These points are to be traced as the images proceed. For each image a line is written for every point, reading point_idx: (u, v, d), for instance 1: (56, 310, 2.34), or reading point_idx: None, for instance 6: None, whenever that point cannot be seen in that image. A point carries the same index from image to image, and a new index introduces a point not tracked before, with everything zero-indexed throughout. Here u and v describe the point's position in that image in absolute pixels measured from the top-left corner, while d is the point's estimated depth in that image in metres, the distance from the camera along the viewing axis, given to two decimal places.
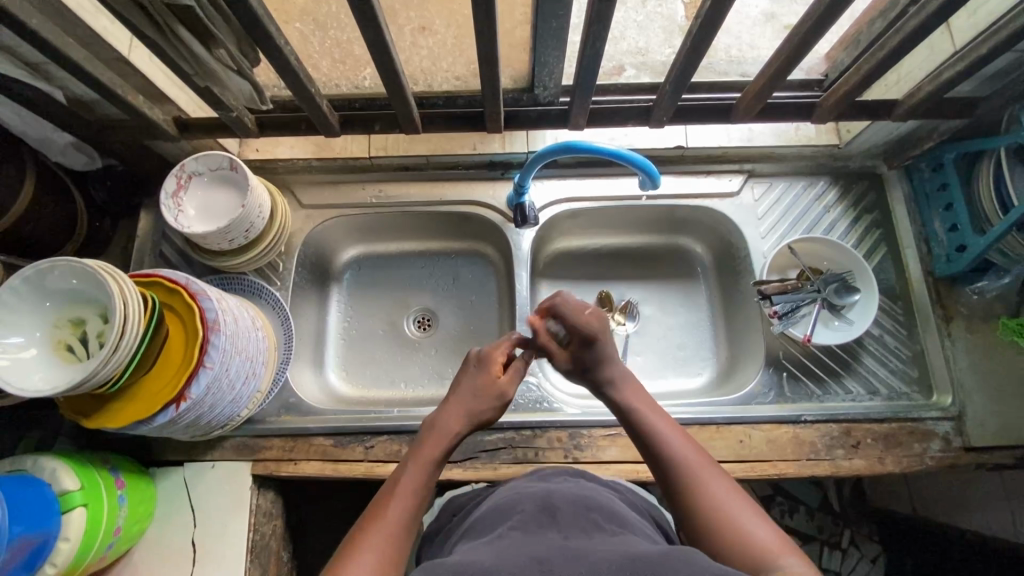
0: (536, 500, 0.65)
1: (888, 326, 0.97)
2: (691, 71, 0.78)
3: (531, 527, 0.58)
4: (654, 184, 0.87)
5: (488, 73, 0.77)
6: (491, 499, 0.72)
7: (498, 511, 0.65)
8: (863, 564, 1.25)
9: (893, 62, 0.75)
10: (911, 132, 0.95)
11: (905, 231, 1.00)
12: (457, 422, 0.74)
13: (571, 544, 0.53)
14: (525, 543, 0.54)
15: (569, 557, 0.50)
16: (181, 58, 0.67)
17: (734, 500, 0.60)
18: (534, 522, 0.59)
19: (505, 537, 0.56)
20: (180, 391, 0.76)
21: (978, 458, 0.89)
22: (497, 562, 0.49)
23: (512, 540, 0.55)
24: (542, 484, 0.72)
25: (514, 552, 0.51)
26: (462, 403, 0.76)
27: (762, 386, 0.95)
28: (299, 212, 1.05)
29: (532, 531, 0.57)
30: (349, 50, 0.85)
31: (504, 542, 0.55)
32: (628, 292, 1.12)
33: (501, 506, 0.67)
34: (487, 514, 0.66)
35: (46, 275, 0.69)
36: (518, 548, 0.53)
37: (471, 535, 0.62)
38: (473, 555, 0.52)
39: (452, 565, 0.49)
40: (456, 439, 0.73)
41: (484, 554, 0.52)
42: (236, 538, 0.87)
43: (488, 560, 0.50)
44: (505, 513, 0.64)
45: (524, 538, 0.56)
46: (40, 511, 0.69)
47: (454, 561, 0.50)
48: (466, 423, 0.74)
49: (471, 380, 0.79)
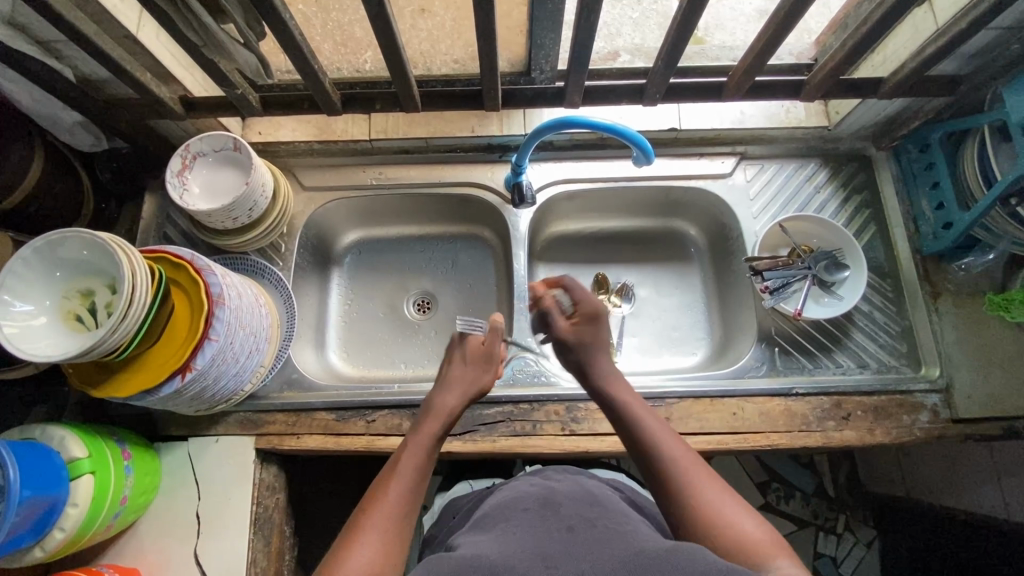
0: (539, 497, 0.67)
1: (878, 303, 0.99)
2: (682, 48, 0.80)
3: (535, 521, 0.60)
4: (648, 159, 0.89)
5: (486, 53, 0.79)
6: (494, 493, 0.73)
7: (502, 505, 0.67)
8: (857, 549, 1.28)
9: (875, 40, 0.78)
10: (897, 113, 0.98)
11: (893, 211, 1.02)
12: (451, 397, 0.77)
13: (575, 539, 0.56)
14: (528, 538, 0.56)
15: (567, 556, 0.52)
16: (192, 28, 0.72)
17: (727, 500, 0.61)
18: (539, 517, 0.61)
19: (506, 534, 0.58)
20: (186, 362, 0.77)
21: (966, 429, 0.91)
22: (501, 557, 0.52)
23: (517, 534, 0.58)
24: (541, 481, 0.73)
25: (519, 549, 0.54)
26: (456, 377, 0.80)
27: (754, 360, 0.97)
28: (301, 194, 1.07)
29: (537, 524, 0.60)
30: (350, 33, 0.90)
31: (509, 536, 0.57)
32: (624, 275, 1.14)
33: (504, 501, 0.68)
34: (491, 507, 0.68)
35: (57, 246, 0.71)
36: (523, 543, 0.55)
37: (475, 528, 0.64)
38: (477, 552, 0.54)
39: (460, 561, 0.51)
40: (451, 416, 0.75)
41: (490, 549, 0.54)
42: (241, 511, 0.89)
43: (494, 555, 0.53)
44: (510, 506, 0.66)
45: (528, 532, 0.58)
46: (50, 477, 0.71)
47: (460, 556, 0.53)
48: (463, 398, 0.78)
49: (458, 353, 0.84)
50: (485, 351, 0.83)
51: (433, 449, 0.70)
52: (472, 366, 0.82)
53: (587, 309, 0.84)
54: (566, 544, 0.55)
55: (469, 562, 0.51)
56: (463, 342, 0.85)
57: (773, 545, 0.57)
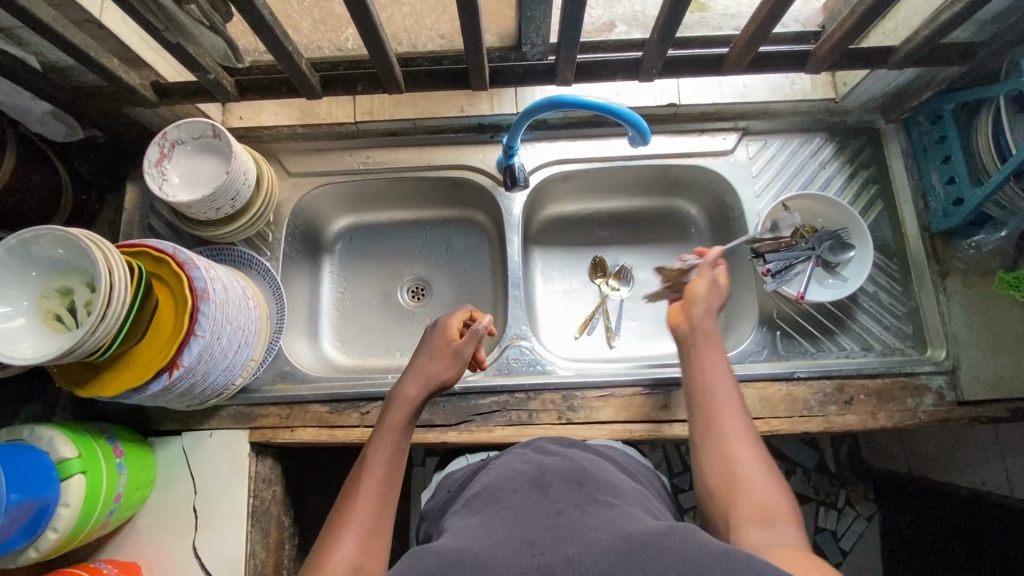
0: (528, 477, 0.65)
1: (883, 283, 0.96)
2: (680, 18, 0.74)
3: (524, 503, 0.59)
4: (644, 140, 0.84)
5: (470, 27, 0.73)
6: (485, 474, 0.72)
7: (492, 484, 0.66)
8: (859, 522, 1.27)
9: (885, 8, 0.73)
10: (908, 84, 0.93)
11: (902, 188, 0.98)
12: (415, 390, 0.76)
13: (562, 522, 0.54)
14: (517, 524, 0.54)
15: (559, 539, 0.51)
16: (148, 13, 0.65)
17: (796, 535, 0.58)
18: (529, 498, 0.60)
19: (495, 517, 0.57)
20: (172, 360, 0.76)
21: (971, 412, 0.89)
22: (487, 549, 0.49)
23: (502, 520, 0.56)
24: (534, 458, 0.72)
25: (504, 538, 0.52)
26: (422, 367, 0.78)
27: (755, 344, 0.95)
28: (286, 181, 1.03)
29: (525, 508, 0.58)
30: (328, 9, 0.86)
31: (496, 522, 0.56)
32: (623, 257, 1.11)
33: (493, 481, 0.67)
34: (482, 486, 0.67)
35: (31, 244, 0.69)
36: (509, 531, 0.53)
37: (463, 510, 0.63)
38: (462, 542, 0.52)
39: (443, 555, 0.49)
40: (415, 409, 0.75)
41: (473, 540, 0.52)
42: (237, 502, 0.89)
43: (479, 546, 0.51)
44: (499, 487, 0.64)
45: (515, 517, 0.56)
46: (39, 478, 0.70)
47: (443, 548, 0.51)
48: (426, 389, 0.77)
49: (430, 344, 0.81)
50: (451, 348, 0.80)
51: (403, 441, 0.73)
52: (436, 360, 0.79)
53: (691, 294, 0.83)
54: (554, 529, 0.53)
55: (452, 555, 0.49)
56: (432, 338, 0.81)
57: (784, 510, 0.61)
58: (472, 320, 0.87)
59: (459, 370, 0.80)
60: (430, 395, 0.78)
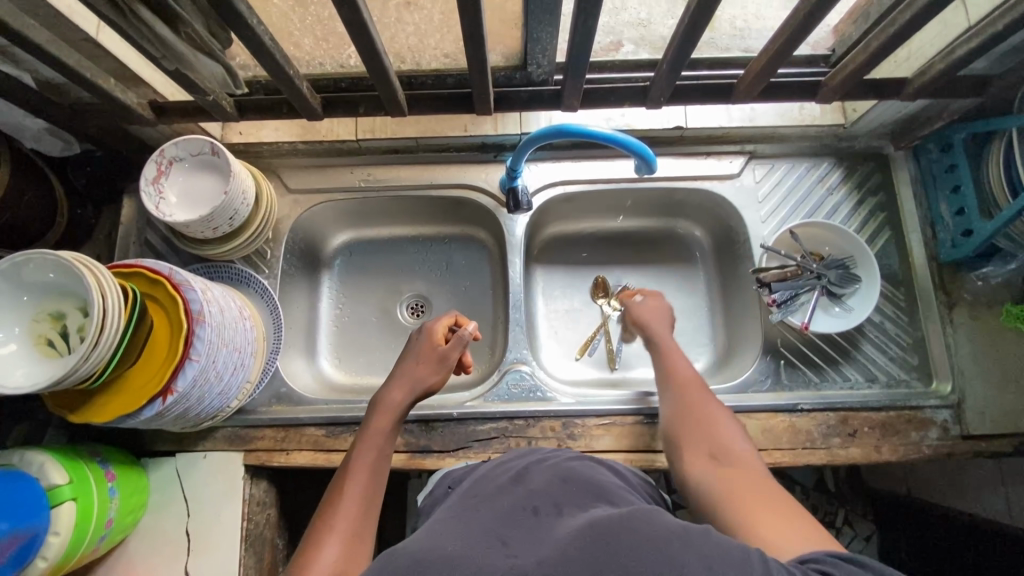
0: (512, 474, 0.65)
1: (890, 314, 0.95)
2: (692, 47, 0.73)
3: (502, 501, 0.58)
4: (649, 169, 0.83)
5: (474, 53, 0.72)
6: (477, 471, 0.72)
7: (474, 485, 0.66)
8: (857, 542, 1.24)
9: (900, 41, 0.71)
10: (920, 111, 0.92)
11: (910, 215, 0.97)
12: (400, 394, 0.76)
13: (539, 523, 0.52)
14: (491, 521, 0.53)
15: (534, 538, 0.49)
16: (145, 39, 0.64)
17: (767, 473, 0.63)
18: (507, 498, 0.58)
19: (472, 515, 0.55)
20: (166, 385, 0.74)
21: (974, 446, 0.88)
22: (460, 546, 0.48)
23: (478, 517, 0.54)
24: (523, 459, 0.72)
25: (478, 534, 0.50)
26: (407, 373, 0.78)
27: (757, 374, 0.94)
28: (286, 196, 1.02)
29: (501, 506, 0.56)
30: (330, 28, 0.82)
31: (470, 519, 0.54)
32: (626, 278, 1.10)
33: (477, 480, 0.68)
34: (467, 487, 0.66)
35: (22, 268, 0.67)
36: (480, 527, 0.52)
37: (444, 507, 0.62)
38: (433, 539, 0.50)
39: (415, 551, 0.47)
40: (402, 411, 0.76)
41: (446, 537, 0.50)
42: (229, 526, 0.88)
43: (451, 542, 0.49)
44: (480, 488, 0.64)
45: (491, 514, 0.55)
46: (29, 504, 0.69)
47: (416, 546, 0.49)
48: (411, 393, 0.77)
49: (418, 346, 0.82)
50: (438, 353, 0.80)
51: (387, 446, 0.72)
52: (425, 365, 0.79)
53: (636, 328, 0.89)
54: (529, 529, 0.51)
55: (422, 552, 0.47)
56: (422, 342, 0.81)
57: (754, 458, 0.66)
58: (458, 325, 0.86)
59: (444, 377, 0.80)
60: (414, 401, 0.78)
